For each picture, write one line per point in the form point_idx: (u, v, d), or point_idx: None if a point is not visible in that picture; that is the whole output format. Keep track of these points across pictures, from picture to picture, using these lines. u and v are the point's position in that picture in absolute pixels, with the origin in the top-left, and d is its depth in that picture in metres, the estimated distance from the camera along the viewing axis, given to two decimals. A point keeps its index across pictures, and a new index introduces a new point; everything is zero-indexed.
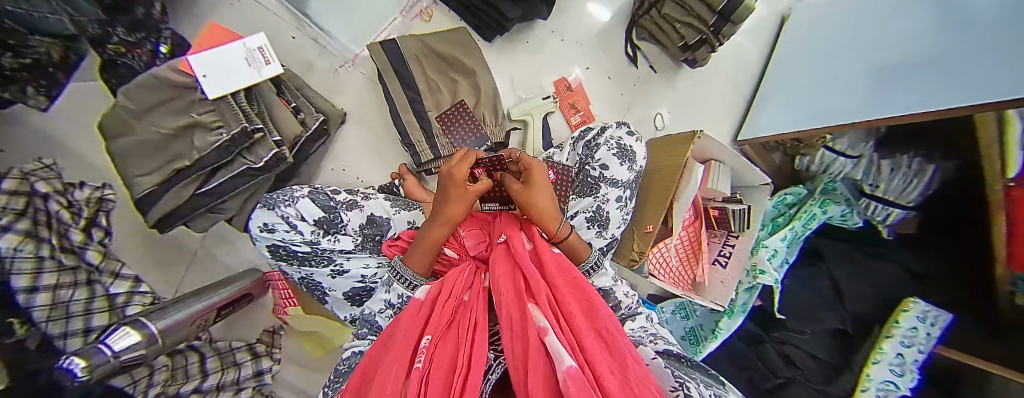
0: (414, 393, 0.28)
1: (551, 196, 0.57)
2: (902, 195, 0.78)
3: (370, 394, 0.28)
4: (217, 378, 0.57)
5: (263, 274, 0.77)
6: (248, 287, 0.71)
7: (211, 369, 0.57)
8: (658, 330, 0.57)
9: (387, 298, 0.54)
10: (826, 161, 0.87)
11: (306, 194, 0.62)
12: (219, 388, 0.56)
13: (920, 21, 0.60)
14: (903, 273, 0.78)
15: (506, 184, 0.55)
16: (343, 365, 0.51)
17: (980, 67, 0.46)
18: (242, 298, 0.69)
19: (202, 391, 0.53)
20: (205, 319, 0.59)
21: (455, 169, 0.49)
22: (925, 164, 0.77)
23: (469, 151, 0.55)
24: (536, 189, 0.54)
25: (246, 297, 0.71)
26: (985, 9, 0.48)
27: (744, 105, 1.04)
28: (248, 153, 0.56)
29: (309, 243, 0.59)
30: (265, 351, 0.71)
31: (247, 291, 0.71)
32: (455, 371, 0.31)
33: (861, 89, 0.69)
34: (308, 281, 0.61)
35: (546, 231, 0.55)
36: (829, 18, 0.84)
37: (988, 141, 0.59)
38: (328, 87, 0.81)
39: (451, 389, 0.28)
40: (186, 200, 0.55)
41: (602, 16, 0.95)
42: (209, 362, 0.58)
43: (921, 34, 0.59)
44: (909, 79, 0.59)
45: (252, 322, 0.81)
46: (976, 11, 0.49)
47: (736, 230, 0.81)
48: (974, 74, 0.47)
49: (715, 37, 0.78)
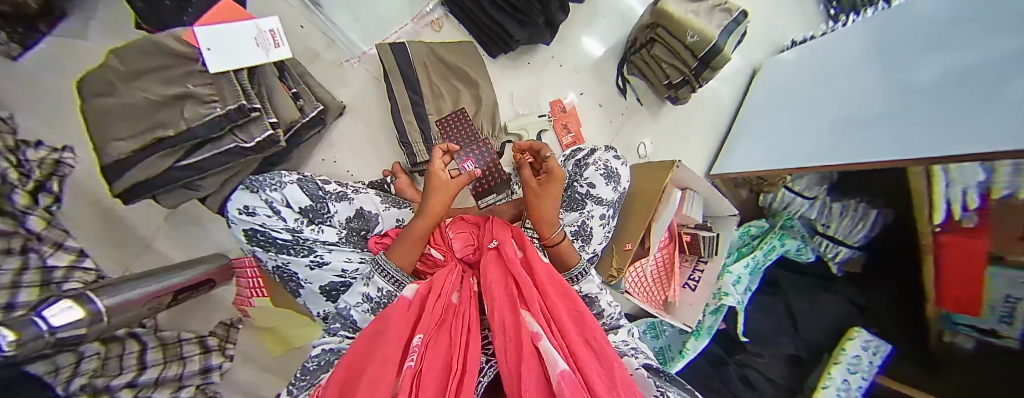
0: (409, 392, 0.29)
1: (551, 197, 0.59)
2: (850, 235, 0.87)
3: (365, 391, 0.27)
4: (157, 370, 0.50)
5: (228, 261, 0.71)
6: (207, 275, 0.65)
7: (153, 360, 0.50)
8: (638, 345, 0.58)
9: (367, 291, 0.53)
10: (786, 200, 0.97)
11: (295, 180, 0.59)
12: (168, 379, 0.51)
13: (872, 91, 0.71)
14: (851, 306, 0.85)
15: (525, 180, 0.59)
16: (313, 363, 0.48)
17: (922, 132, 0.55)
18: (203, 285, 0.63)
19: (137, 386, 0.45)
20: (158, 303, 0.53)
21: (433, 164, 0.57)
22: (868, 209, 0.87)
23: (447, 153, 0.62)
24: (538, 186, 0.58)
25: (207, 285, 0.64)
26: (933, 77, 0.57)
27: (717, 143, 1.15)
28: (240, 130, 0.54)
29: (292, 231, 0.57)
30: (216, 346, 0.62)
31: (208, 278, 0.65)
32: (450, 376, 0.32)
33: (821, 141, 0.78)
34: (282, 271, 0.58)
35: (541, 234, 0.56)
36: (793, 76, 0.97)
37: (919, 190, 0.69)
38: (330, 79, 0.81)
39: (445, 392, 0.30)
40: (161, 173, 0.51)
41: (597, 50, 1.04)
42: (153, 352, 0.52)
43: (868, 99, 0.70)
44: (861, 132, 0.69)
45: (201, 316, 0.73)
46: (926, 85, 0.58)
47: (706, 255, 0.86)
48: (919, 136, 0.55)
49: (696, 79, 0.88)
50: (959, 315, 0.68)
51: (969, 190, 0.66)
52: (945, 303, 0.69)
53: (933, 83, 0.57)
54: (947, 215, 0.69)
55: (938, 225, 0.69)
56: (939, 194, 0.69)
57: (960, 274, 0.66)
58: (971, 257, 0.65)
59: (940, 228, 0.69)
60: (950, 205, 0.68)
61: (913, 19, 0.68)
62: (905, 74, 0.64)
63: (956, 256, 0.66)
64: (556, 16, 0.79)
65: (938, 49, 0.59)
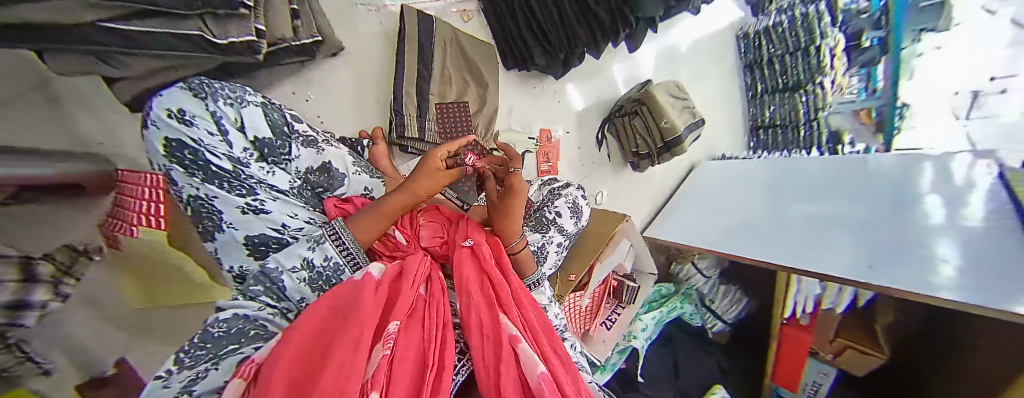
0: (384, 384, 0.26)
1: (520, 214, 0.57)
2: (725, 312, 1.15)
3: (341, 376, 0.24)
4: (19, 291, 0.33)
5: (112, 172, 0.55)
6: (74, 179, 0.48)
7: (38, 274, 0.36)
8: (580, 358, 0.55)
9: (312, 257, 0.43)
10: (689, 272, 1.20)
11: (259, 103, 0.48)
12: (43, 308, 0.36)
13: (762, 213, 0.99)
14: (717, 368, 1.06)
15: (496, 205, 0.58)
16: (220, 328, 0.34)
17: None
18: (66, 188, 0.45)
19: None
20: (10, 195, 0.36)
21: (436, 150, 0.51)
22: (740, 296, 1.17)
23: (459, 144, 0.56)
24: (512, 211, 0.55)
25: (72, 189, 0.47)
26: (801, 220, 0.88)
27: (653, 213, 1.37)
28: (214, 21, 0.43)
29: (233, 160, 0.44)
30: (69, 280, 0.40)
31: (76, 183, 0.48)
32: (425, 368, 0.30)
33: (724, 234, 1.02)
34: (197, 203, 0.42)
35: (503, 242, 0.57)
36: (715, 179, 1.25)
37: (781, 283, 0.89)
38: (336, 15, 0.74)
39: (422, 388, 0.28)
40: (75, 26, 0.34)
41: (580, 103, 1.13)
42: (40, 265, 0.37)
43: (757, 217, 0.99)
44: (752, 239, 0.94)
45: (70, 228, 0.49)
46: (798, 219, 0.89)
47: (626, 301, 0.98)
48: None
49: (657, 157, 1.05)
50: (782, 388, 0.96)
51: (810, 296, 0.91)
52: (778, 380, 0.96)
53: (803, 226, 0.87)
54: (793, 313, 0.91)
55: (785, 318, 0.91)
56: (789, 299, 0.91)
57: (796, 357, 0.91)
58: (799, 349, 0.90)
59: (786, 321, 0.91)
60: (794, 310, 0.90)
61: (802, 176, 0.99)
62: (787, 209, 0.94)
63: (789, 347, 0.92)
64: (573, 60, 0.88)
65: (806, 202, 0.91)
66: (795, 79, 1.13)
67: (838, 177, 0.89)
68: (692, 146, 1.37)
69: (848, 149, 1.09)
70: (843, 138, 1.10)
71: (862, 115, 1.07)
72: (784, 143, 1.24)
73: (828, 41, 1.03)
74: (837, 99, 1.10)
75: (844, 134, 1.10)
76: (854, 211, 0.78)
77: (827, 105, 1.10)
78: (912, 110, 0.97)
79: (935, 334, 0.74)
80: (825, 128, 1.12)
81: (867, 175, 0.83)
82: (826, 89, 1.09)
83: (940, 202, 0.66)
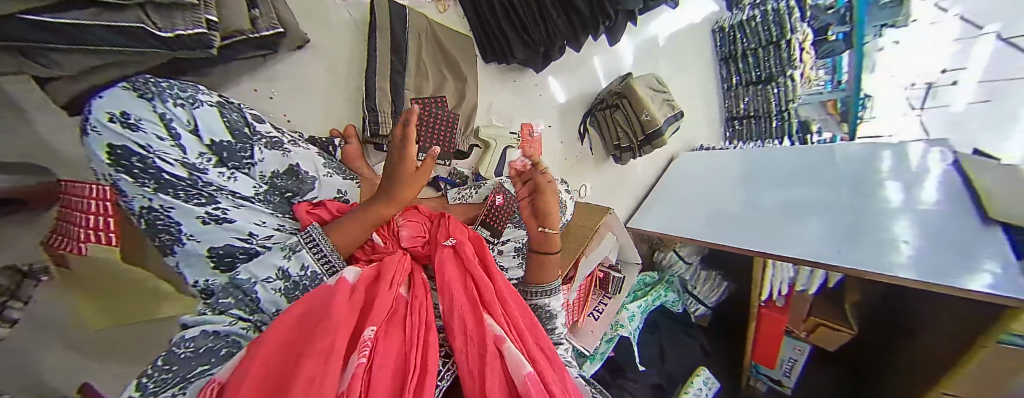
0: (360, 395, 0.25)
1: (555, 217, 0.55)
2: (706, 296, 1.23)
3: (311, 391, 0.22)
4: None
5: None
6: None
7: None
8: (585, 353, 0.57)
9: (286, 266, 0.40)
10: (671, 261, 1.25)
11: (214, 103, 0.44)
12: None
13: (740, 201, 1.02)
14: (699, 352, 1.09)
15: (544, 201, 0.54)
16: (187, 348, 0.31)
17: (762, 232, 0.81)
18: None
19: None
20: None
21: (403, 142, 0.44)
22: (721, 282, 1.25)
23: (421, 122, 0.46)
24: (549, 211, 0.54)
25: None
26: (771, 207, 0.93)
27: (636, 202, 1.39)
28: (157, 11, 0.39)
29: (188, 167, 0.40)
30: None
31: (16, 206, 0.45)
32: (407, 376, 0.29)
33: (703, 220, 1.04)
34: (150, 216, 0.38)
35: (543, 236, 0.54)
36: (692, 169, 1.28)
37: (757, 273, 0.90)
38: (302, 5, 0.70)
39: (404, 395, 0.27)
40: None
41: (561, 96, 1.13)
42: None
43: (735, 206, 1.02)
44: (730, 225, 0.96)
45: None
46: (773, 205, 0.93)
47: (612, 292, 0.99)
48: None
49: (638, 149, 1.07)
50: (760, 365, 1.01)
51: (784, 279, 0.96)
52: (757, 358, 1.01)
53: (773, 212, 0.91)
54: (770, 296, 0.95)
55: (763, 300, 0.94)
56: (767, 282, 0.92)
57: (772, 335, 0.96)
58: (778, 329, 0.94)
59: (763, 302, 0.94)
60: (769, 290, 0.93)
61: (774, 163, 1.05)
62: (762, 196, 0.98)
63: (768, 329, 0.96)
64: (554, 52, 0.88)
65: (779, 189, 0.96)
66: (767, 72, 1.16)
67: (808, 166, 0.96)
68: (670, 138, 1.41)
69: (815, 138, 1.16)
70: (812, 127, 1.16)
71: (828, 106, 1.15)
72: (757, 133, 1.29)
73: (797, 36, 1.07)
74: (807, 90, 1.15)
75: (813, 124, 1.16)
76: (824, 197, 0.85)
77: (797, 97, 1.14)
78: (873, 101, 1.05)
79: (904, 314, 0.78)
80: (795, 117, 1.17)
81: (837, 159, 0.93)
82: (796, 81, 1.12)
83: (898, 186, 0.76)
